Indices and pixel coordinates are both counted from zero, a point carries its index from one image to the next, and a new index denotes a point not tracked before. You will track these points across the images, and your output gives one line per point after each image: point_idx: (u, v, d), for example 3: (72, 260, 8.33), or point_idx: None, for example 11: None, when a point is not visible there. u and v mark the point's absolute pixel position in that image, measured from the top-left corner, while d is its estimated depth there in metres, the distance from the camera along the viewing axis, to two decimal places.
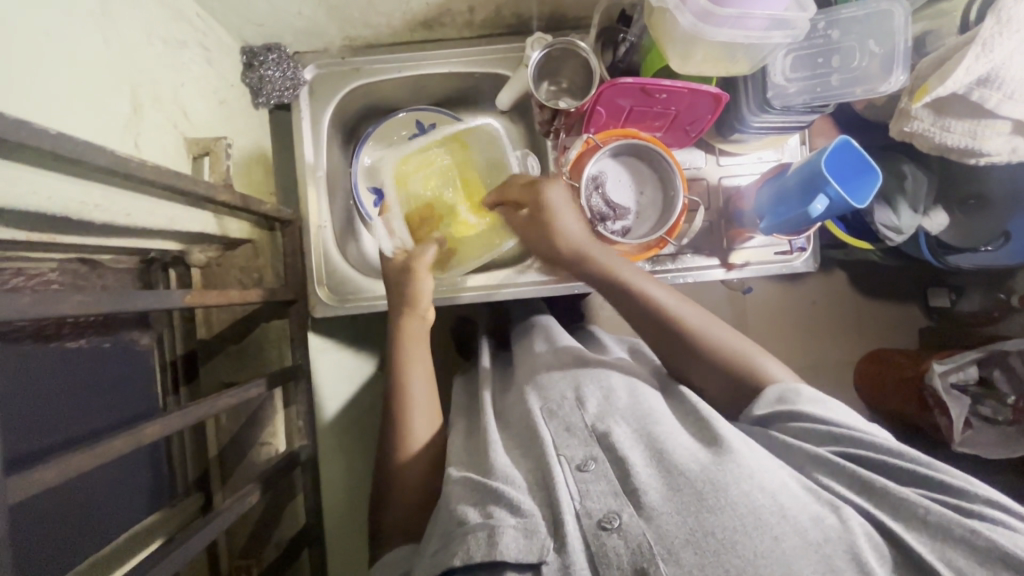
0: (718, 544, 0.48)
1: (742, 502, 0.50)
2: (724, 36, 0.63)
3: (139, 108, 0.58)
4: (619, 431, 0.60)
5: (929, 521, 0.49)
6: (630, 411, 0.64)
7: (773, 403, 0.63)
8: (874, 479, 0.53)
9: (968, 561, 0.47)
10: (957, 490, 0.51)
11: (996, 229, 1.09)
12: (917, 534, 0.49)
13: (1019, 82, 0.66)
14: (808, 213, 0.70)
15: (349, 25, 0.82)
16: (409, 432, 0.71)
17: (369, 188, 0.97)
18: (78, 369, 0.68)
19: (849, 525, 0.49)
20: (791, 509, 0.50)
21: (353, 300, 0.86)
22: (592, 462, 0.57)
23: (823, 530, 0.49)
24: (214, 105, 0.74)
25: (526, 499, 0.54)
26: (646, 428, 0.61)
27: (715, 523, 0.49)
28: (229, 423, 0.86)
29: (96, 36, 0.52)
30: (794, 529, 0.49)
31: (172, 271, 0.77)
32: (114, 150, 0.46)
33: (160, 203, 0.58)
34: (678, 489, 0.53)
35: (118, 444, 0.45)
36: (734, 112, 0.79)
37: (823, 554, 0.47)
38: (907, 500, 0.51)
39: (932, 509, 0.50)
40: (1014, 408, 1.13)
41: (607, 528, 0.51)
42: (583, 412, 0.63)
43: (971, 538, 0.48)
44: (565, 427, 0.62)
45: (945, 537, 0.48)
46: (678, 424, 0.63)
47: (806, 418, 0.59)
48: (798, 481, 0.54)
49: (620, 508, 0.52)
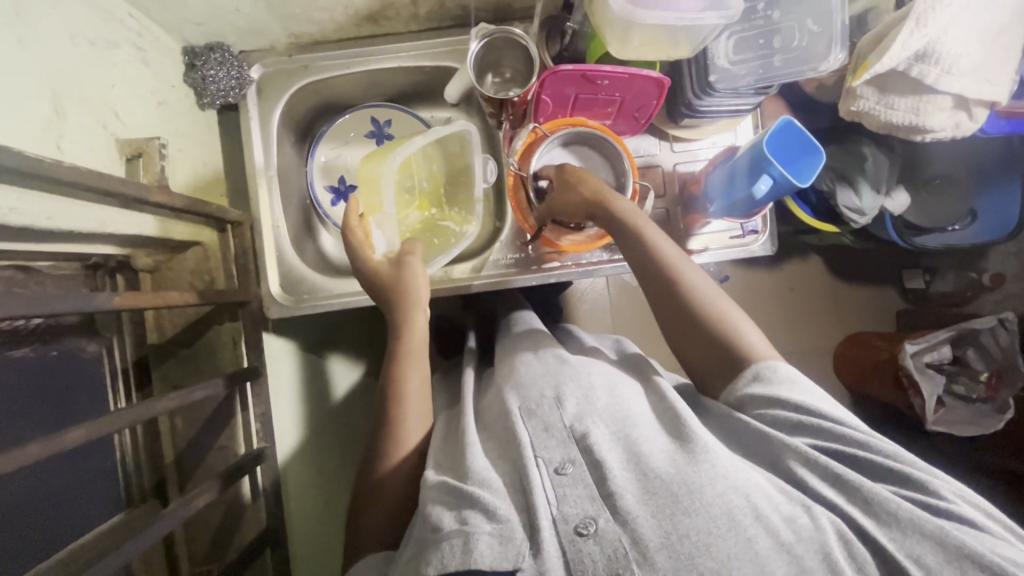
0: (692, 547, 0.48)
1: (716, 503, 0.50)
2: (657, 18, 0.62)
3: (62, 110, 0.57)
4: (598, 431, 0.59)
5: (900, 517, 0.50)
6: (607, 411, 0.62)
7: (755, 376, 0.62)
8: (848, 474, 0.53)
9: (937, 558, 0.48)
10: (927, 486, 0.52)
11: (963, 207, 1.11)
12: (887, 529, 0.50)
13: (956, 57, 0.66)
14: (752, 193, 0.71)
15: (292, 22, 0.81)
16: (397, 443, 0.70)
17: (326, 187, 0.96)
18: (20, 379, 0.67)
19: (819, 525, 0.50)
20: (764, 509, 0.50)
21: (309, 299, 0.85)
22: (570, 465, 0.56)
23: (795, 530, 0.49)
24: (152, 106, 0.73)
25: (503, 504, 0.54)
26: (625, 430, 0.60)
27: (689, 524, 0.49)
28: (186, 427, 0.84)
29: (11, 37, 0.51)
30: (767, 529, 0.49)
31: (119, 277, 0.76)
32: (22, 150, 0.45)
33: (87, 206, 0.58)
34: (654, 492, 0.53)
35: (33, 450, 0.44)
36: (680, 97, 0.78)
37: (794, 554, 0.48)
38: (881, 496, 0.51)
39: (905, 506, 0.50)
40: (987, 385, 1.17)
41: (584, 533, 0.51)
42: (561, 411, 0.62)
43: (941, 535, 0.48)
44: (544, 426, 0.61)
45: (916, 532, 0.49)
46: (654, 423, 0.62)
47: (785, 405, 0.58)
48: (770, 482, 0.54)
49: (596, 513, 0.53)
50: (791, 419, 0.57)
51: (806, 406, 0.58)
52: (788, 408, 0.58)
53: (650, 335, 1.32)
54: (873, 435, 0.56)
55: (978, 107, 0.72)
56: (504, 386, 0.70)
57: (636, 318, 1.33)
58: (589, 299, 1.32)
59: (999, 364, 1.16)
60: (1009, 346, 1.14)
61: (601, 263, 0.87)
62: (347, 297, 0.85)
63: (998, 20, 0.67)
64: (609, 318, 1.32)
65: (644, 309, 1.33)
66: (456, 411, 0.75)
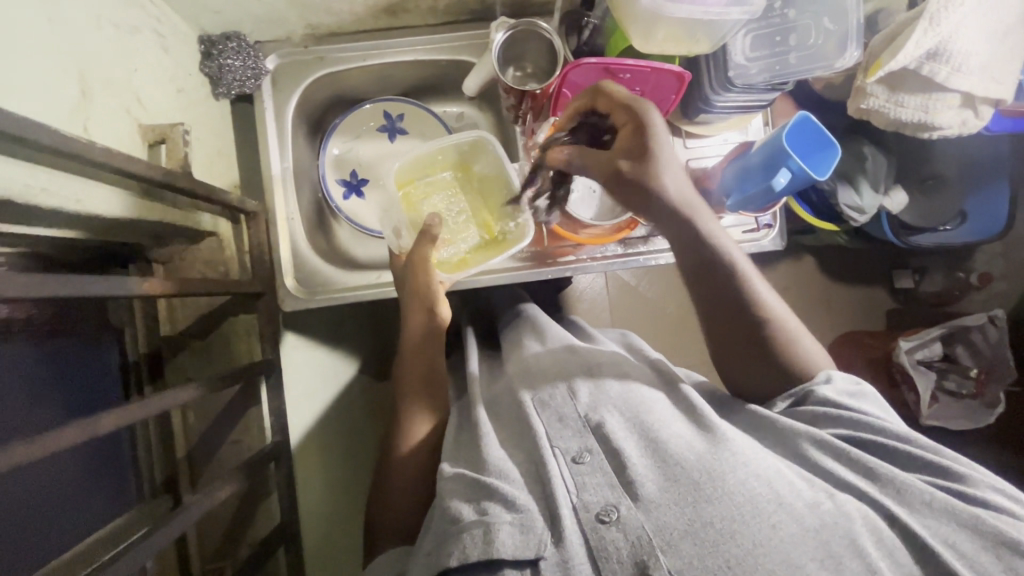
0: (717, 535, 0.49)
1: (738, 491, 0.51)
2: (684, 12, 0.64)
3: (89, 91, 0.56)
4: (614, 420, 0.60)
5: (932, 505, 0.51)
6: (621, 399, 0.64)
7: (798, 391, 0.63)
8: (878, 466, 0.54)
9: (972, 545, 0.49)
10: (960, 476, 0.53)
11: (954, 209, 1.14)
12: (920, 517, 0.51)
13: (965, 56, 0.69)
14: (771, 186, 0.72)
15: (310, 12, 0.80)
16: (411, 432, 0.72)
17: (337, 180, 0.96)
18: (35, 369, 0.67)
19: (845, 511, 0.50)
20: (787, 497, 0.51)
21: (323, 292, 0.84)
22: (587, 454, 0.57)
23: (820, 516, 0.50)
24: (171, 93, 0.72)
25: (522, 495, 0.54)
26: (640, 417, 0.61)
27: (713, 513, 0.50)
28: (197, 421, 0.83)
29: (41, 14, 0.50)
30: (791, 516, 0.49)
31: (134, 266, 0.75)
32: (61, 130, 0.45)
33: (113, 190, 0.58)
34: (676, 479, 0.53)
35: (68, 434, 0.44)
36: (699, 93, 0.80)
37: (820, 540, 0.48)
38: (913, 487, 0.52)
39: (938, 495, 0.52)
40: (976, 381, 1.20)
41: (606, 521, 0.51)
42: (575, 402, 0.63)
43: (975, 523, 0.50)
44: (558, 417, 0.62)
45: (950, 519, 0.50)
46: (671, 409, 0.63)
47: (821, 402, 0.61)
48: (791, 470, 0.55)
49: (617, 500, 0.53)
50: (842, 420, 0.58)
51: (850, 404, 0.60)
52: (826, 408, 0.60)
53: (649, 332, 1.34)
54: (905, 428, 0.58)
55: (984, 105, 0.75)
56: (520, 374, 0.70)
57: (636, 316, 1.34)
58: (589, 297, 1.33)
59: (988, 362, 1.19)
60: (997, 342, 1.19)
61: (615, 256, 0.89)
62: (359, 288, 0.85)
63: (1005, 20, 0.70)
64: (610, 316, 1.33)
65: (643, 307, 1.34)
66: (468, 400, 0.75)
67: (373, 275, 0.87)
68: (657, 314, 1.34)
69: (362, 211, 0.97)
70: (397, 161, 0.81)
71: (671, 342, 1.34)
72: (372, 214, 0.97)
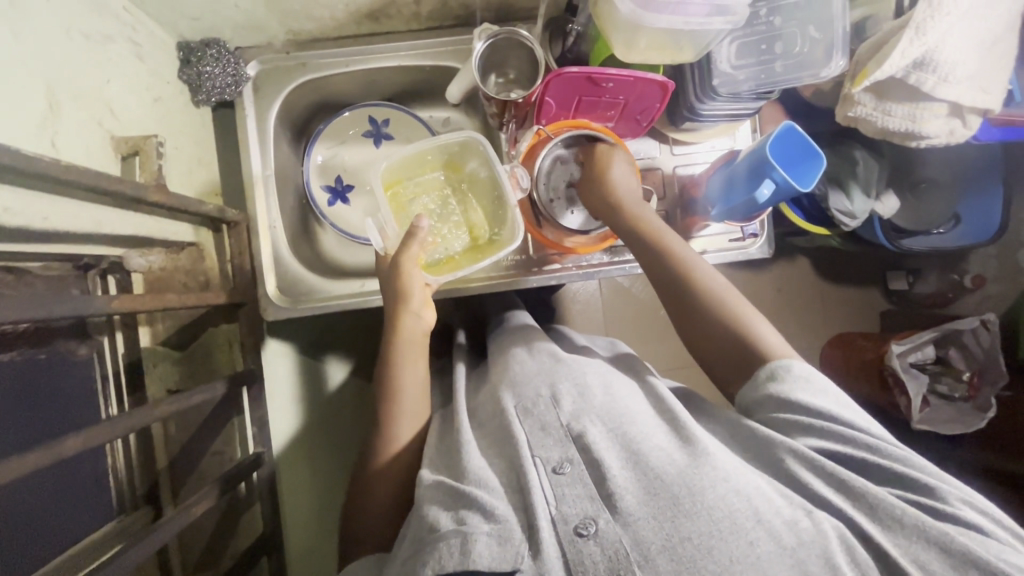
0: (694, 550, 0.48)
1: (717, 506, 0.50)
2: (664, 22, 0.63)
3: (56, 105, 0.55)
4: (595, 431, 0.59)
5: (904, 522, 0.50)
6: (604, 409, 0.62)
7: (765, 372, 0.62)
8: (852, 479, 0.53)
9: (941, 564, 0.48)
10: (933, 491, 0.52)
11: (947, 212, 1.13)
12: (891, 535, 0.50)
13: (953, 65, 0.68)
14: (754, 198, 0.71)
15: (291, 18, 0.79)
16: (392, 440, 0.70)
17: (322, 187, 0.95)
18: (13, 384, 0.66)
19: (821, 529, 0.50)
20: (766, 513, 0.50)
21: (306, 301, 0.84)
22: (568, 464, 0.56)
23: (797, 533, 0.49)
24: (147, 102, 0.71)
25: (501, 504, 0.54)
26: (620, 426, 0.60)
27: (691, 528, 0.49)
28: (179, 431, 0.83)
29: (5, 29, 0.49)
30: (769, 533, 0.49)
31: (111, 277, 0.73)
32: (22, 149, 0.44)
33: (84, 205, 0.58)
34: (654, 492, 0.52)
35: (32, 459, 0.43)
36: (684, 102, 0.79)
37: (797, 558, 0.48)
38: (885, 502, 0.51)
39: (909, 512, 0.51)
40: (969, 384, 1.19)
41: (584, 534, 0.51)
42: (558, 410, 0.62)
43: (945, 541, 0.49)
44: (541, 425, 0.61)
45: (920, 537, 0.50)
46: (654, 421, 0.62)
47: (798, 409, 0.58)
48: (772, 486, 0.54)
49: (596, 513, 0.52)
50: (818, 427, 0.57)
51: (827, 411, 0.57)
52: (805, 412, 0.58)
53: (640, 336, 1.33)
54: (883, 439, 0.56)
55: (972, 115, 0.74)
56: (499, 385, 0.70)
57: (627, 319, 1.33)
58: (582, 299, 1.32)
59: (980, 364, 1.18)
60: (989, 346, 1.17)
61: (601, 264, 0.88)
62: (342, 300, 0.84)
63: (994, 29, 0.69)
64: (600, 319, 1.33)
65: (636, 308, 1.33)
66: (451, 410, 0.74)
67: (358, 283, 0.87)
68: (648, 317, 1.34)
69: (347, 216, 0.96)
70: (386, 162, 0.77)
71: (664, 343, 1.33)
72: (358, 221, 0.96)
